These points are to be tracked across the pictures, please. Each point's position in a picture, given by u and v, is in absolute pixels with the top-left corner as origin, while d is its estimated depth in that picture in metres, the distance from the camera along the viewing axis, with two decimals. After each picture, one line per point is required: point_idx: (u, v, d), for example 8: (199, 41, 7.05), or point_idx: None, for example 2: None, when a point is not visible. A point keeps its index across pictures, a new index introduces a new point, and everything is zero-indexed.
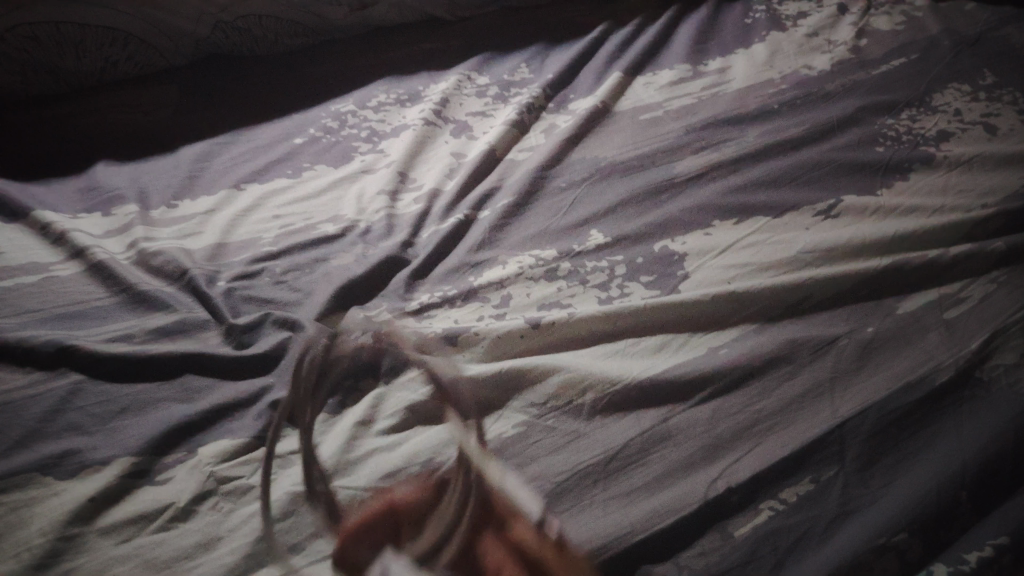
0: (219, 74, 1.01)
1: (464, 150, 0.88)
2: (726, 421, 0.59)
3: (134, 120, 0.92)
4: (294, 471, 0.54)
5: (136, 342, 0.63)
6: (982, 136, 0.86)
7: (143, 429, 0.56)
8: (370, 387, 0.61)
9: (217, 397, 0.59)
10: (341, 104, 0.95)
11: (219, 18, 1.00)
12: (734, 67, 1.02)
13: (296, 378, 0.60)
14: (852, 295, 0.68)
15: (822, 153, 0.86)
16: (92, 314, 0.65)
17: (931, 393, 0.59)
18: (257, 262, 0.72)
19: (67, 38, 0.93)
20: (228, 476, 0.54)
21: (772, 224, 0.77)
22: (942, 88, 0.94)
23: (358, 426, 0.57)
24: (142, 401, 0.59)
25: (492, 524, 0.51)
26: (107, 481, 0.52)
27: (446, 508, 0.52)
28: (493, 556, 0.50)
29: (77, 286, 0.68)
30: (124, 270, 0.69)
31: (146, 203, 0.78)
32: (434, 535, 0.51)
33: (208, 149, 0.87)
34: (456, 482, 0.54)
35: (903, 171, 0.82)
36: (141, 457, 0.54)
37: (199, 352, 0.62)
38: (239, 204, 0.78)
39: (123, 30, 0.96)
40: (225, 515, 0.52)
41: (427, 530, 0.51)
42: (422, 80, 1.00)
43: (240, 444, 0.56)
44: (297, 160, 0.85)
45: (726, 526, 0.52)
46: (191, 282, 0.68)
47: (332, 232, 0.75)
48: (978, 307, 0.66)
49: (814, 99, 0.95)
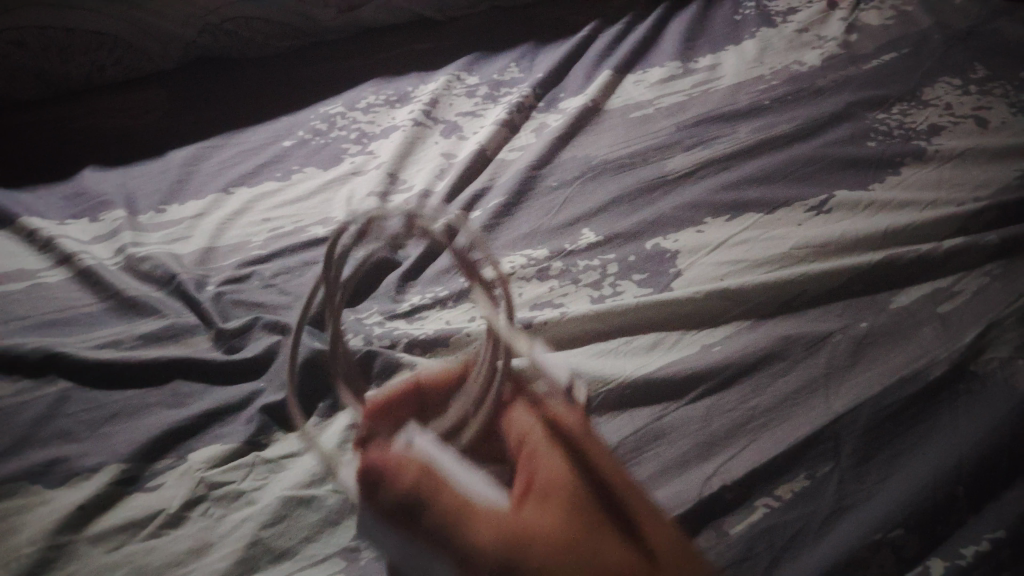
0: (208, 77, 1.00)
1: (454, 150, 0.88)
2: (720, 419, 0.58)
3: (121, 123, 0.91)
4: (286, 476, 0.54)
5: (125, 348, 0.62)
6: (974, 129, 0.86)
7: (133, 435, 0.56)
8: (362, 388, 0.60)
9: (207, 402, 0.59)
10: (330, 106, 0.95)
11: (207, 21, 1.00)
12: (725, 64, 1.02)
13: (287, 382, 0.60)
14: (845, 290, 0.68)
15: (813, 149, 0.86)
16: (80, 320, 0.65)
17: (927, 387, 0.59)
18: (247, 265, 0.71)
19: (54, 41, 0.93)
20: (219, 482, 0.53)
21: (764, 220, 0.77)
22: (933, 82, 0.94)
23: (349, 429, 0.57)
24: (131, 407, 0.58)
25: (519, 397, 0.51)
26: (97, 489, 0.52)
27: (473, 385, 0.53)
28: (520, 423, 0.48)
29: (66, 292, 0.67)
30: (112, 276, 0.68)
31: (134, 208, 0.78)
32: (461, 408, 0.51)
33: (197, 153, 0.86)
34: (476, 369, 0.55)
35: (895, 166, 0.82)
36: (130, 464, 0.54)
37: (189, 357, 0.61)
38: (228, 207, 0.78)
39: (110, 33, 0.96)
40: (217, 521, 0.51)
41: (452, 406, 0.52)
42: (411, 81, 1.00)
43: (231, 449, 0.55)
44: (286, 163, 0.85)
45: (722, 523, 0.52)
46: (179, 287, 0.67)
47: (323, 234, 0.75)
48: (972, 300, 0.66)
49: (805, 95, 0.95)
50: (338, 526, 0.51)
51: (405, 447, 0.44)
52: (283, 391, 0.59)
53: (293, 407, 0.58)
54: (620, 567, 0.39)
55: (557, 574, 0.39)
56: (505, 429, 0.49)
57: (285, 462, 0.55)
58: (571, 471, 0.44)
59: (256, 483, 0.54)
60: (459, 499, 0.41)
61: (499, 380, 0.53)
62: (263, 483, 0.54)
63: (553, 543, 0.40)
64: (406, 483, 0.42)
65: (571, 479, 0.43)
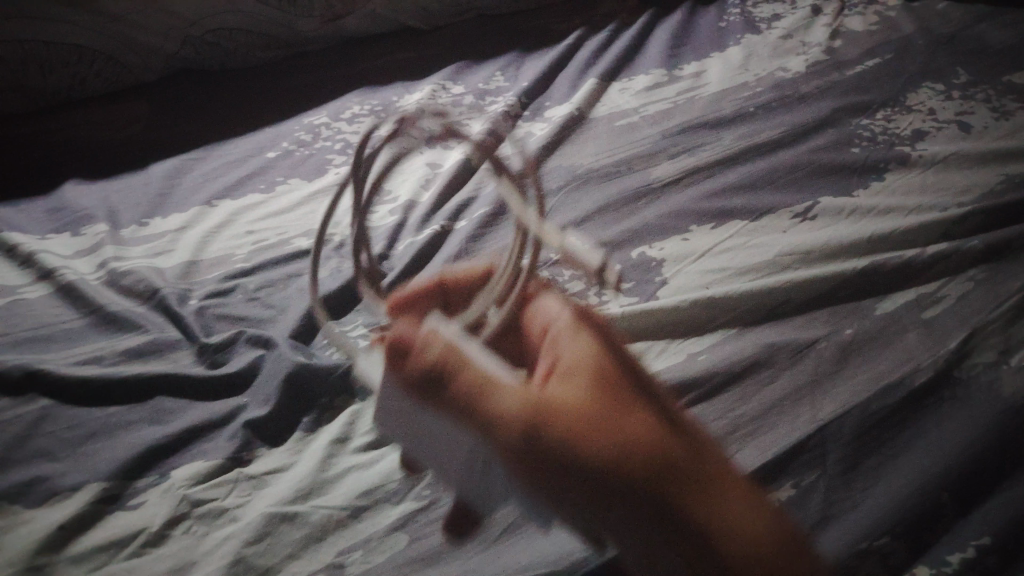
0: (189, 90, 1.00)
1: (439, 160, 0.88)
2: (705, 429, 0.58)
3: (102, 137, 0.91)
4: (270, 492, 0.54)
5: (106, 364, 0.62)
6: (957, 135, 0.86)
7: (114, 453, 0.55)
8: (346, 403, 0.60)
9: (189, 418, 0.58)
10: (314, 116, 0.94)
11: (188, 33, 0.99)
12: (710, 71, 1.02)
13: (270, 396, 0.59)
14: (829, 297, 0.68)
15: (798, 155, 0.86)
16: (60, 337, 0.64)
17: (912, 393, 0.59)
18: (230, 279, 0.71)
19: (31, 56, 0.92)
20: (202, 499, 0.53)
21: (749, 228, 0.77)
22: (916, 88, 0.94)
23: (334, 444, 0.57)
24: (113, 424, 0.58)
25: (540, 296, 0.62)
26: (77, 508, 0.51)
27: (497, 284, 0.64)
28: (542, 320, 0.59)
29: (46, 308, 0.67)
30: (93, 291, 0.68)
31: (116, 222, 0.77)
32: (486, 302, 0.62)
33: (180, 165, 0.86)
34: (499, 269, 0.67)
35: (879, 172, 0.83)
36: (111, 483, 0.53)
37: (171, 373, 0.61)
38: (212, 220, 0.78)
39: (90, 46, 0.95)
40: (200, 539, 0.51)
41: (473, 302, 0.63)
42: (396, 90, 1.00)
43: (214, 465, 0.55)
44: (270, 175, 0.84)
45: None
46: (161, 302, 0.67)
47: (307, 246, 0.74)
48: (956, 305, 0.66)
49: (789, 101, 0.95)
50: (322, 542, 0.51)
51: (431, 329, 0.52)
52: (266, 405, 0.59)
53: (278, 423, 0.58)
54: (633, 436, 0.47)
55: (576, 441, 0.46)
56: (528, 323, 0.60)
57: (269, 478, 0.55)
58: (592, 357, 0.53)
59: (240, 499, 0.53)
60: (483, 379, 0.49)
61: (524, 276, 0.64)
62: (247, 500, 0.53)
63: (574, 419, 0.47)
64: (437, 357, 0.50)
65: (588, 359, 0.52)
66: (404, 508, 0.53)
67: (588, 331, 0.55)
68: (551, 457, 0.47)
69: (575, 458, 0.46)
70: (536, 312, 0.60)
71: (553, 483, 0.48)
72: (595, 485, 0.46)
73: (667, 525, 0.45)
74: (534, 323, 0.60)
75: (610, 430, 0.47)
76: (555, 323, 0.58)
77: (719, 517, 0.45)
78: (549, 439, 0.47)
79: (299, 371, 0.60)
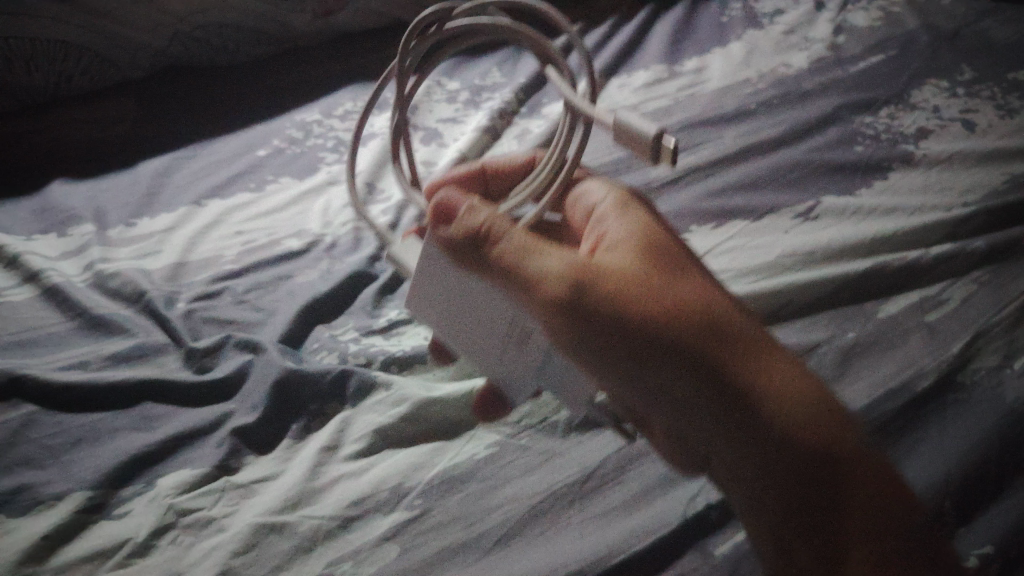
0: (179, 87, 0.98)
1: (434, 158, 0.86)
2: None
3: (90, 136, 0.89)
4: (259, 501, 0.52)
5: (91, 370, 0.61)
6: (961, 133, 0.85)
7: (98, 461, 0.54)
8: (337, 410, 0.59)
9: (176, 425, 0.57)
10: (306, 113, 0.93)
11: (177, 29, 0.97)
12: (710, 67, 1.00)
13: (258, 403, 0.58)
14: (831, 300, 0.66)
15: (801, 153, 0.84)
16: (45, 342, 0.63)
17: (915, 398, 0.58)
18: (218, 281, 0.69)
19: (16, 52, 0.90)
20: (189, 508, 0.52)
21: (750, 228, 0.75)
22: (920, 85, 0.93)
23: (324, 451, 0.55)
24: (98, 432, 0.57)
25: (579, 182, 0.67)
26: (59, 519, 0.50)
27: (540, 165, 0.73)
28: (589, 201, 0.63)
29: (31, 311, 0.66)
30: (79, 293, 0.67)
31: (104, 222, 0.76)
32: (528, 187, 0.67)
33: (169, 164, 0.85)
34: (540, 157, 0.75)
35: (883, 170, 0.81)
36: (96, 492, 0.52)
37: (157, 378, 0.60)
38: (201, 220, 0.76)
39: (77, 43, 0.93)
40: (186, 550, 0.49)
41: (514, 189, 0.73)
42: (390, 87, 0.98)
43: (201, 474, 0.54)
44: (261, 173, 0.83)
45: (706, 544, 0.50)
46: (148, 305, 0.66)
47: (298, 247, 0.73)
48: (960, 307, 0.65)
49: (791, 98, 0.94)
50: (311, 552, 0.50)
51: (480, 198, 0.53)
52: (254, 412, 0.58)
53: (266, 430, 0.57)
54: (680, 297, 0.51)
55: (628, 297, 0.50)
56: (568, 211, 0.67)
57: (257, 487, 0.53)
58: (634, 231, 0.57)
59: (227, 509, 0.52)
60: (532, 242, 0.51)
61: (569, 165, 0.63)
62: (234, 509, 0.52)
63: (625, 278, 0.51)
64: (486, 219, 0.51)
65: (634, 233, 0.56)
66: (394, 519, 0.52)
67: (634, 208, 0.60)
68: (602, 313, 0.50)
69: (626, 314, 0.49)
70: (577, 200, 0.66)
71: (598, 346, 0.51)
72: (644, 342, 0.49)
73: (712, 386, 0.48)
74: (576, 209, 0.66)
75: (660, 293, 0.51)
76: (599, 203, 0.63)
77: (761, 378, 0.49)
78: (601, 299, 0.50)
79: (287, 376, 0.59)
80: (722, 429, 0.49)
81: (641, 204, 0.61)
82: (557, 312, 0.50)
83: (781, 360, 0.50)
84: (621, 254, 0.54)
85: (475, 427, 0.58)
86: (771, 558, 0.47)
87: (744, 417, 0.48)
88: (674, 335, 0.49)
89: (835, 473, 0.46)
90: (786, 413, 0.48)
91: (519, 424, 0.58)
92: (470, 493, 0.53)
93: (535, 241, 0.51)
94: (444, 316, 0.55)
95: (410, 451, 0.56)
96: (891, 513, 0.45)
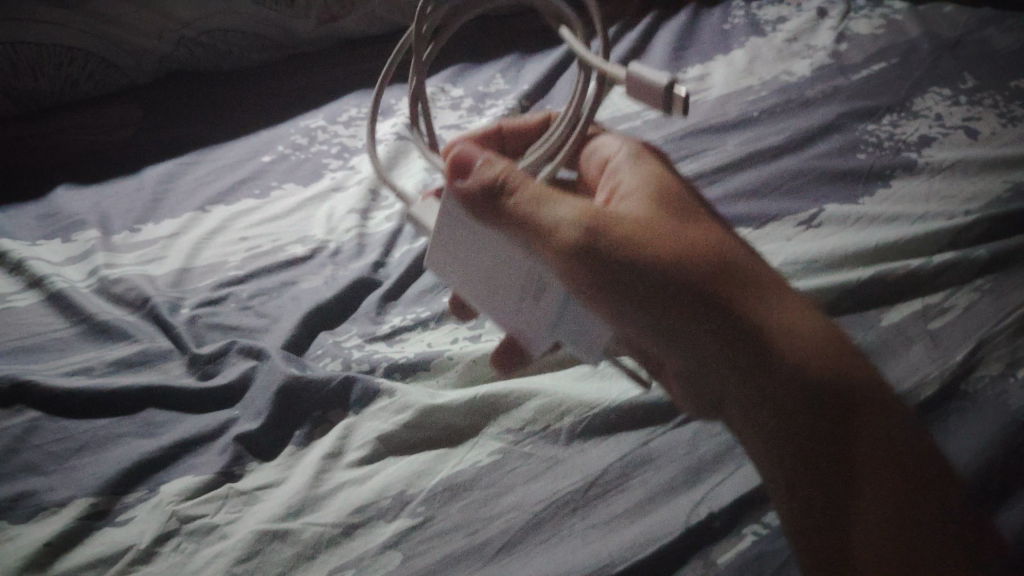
0: (184, 92, 0.99)
1: None
2: (707, 443, 0.57)
3: (94, 141, 0.90)
4: (261, 508, 0.52)
5: (95, 376, 0.61)
6: (964, 141, 0.85)
7: (101, 467, 0.54)
8: (340, 416, 0.59)
9: (180, 431, 0.57)
10: (311, 119, 0.93)
11: (182, 34, 0.97)
12: (713, 75, 1.01)
13: (262, 409, 0.58)
14: (834, 308, 0.66)
15: (804, 161, 0.84)
16: (49, 348, 0.63)
17: (919, 406, 0.57)
18: (222, 287, 0.70)
19: (22, 58, 0.90)
20: (192, 515, 0.52)
21: (753, 235, 0.75)
22: (923, 93, 0.93)
23: (326, 458, 0.55)
24: (102, 438, 0.57)
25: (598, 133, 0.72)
26: (62, 525, 0.50)
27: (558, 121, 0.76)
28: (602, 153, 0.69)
29: (35, 317, 0.66)
30: (83, 299, 0.67)
31: (108, 227, 0.76)
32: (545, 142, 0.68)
33: (173, 169, 0.85)
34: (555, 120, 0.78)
35: (885, 178, 0.81)
36: (99, 498, 0.52)
37: (161, 384, 0.60)
38: (205, 226, 0.76)
39: (82, 48, 0.93)
40: (189, 557, 0.49)
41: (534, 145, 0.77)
42: (394, 93, 0.99)
43: (204, 480, 0.54)
44: (265, 179, 0.83)
45: (709, 552, 0.50)
46: (153, 311, 0.66)
47: (302, 254, 0.73)
48: (963, 316, 0.65)
49: (794, 105, 0.94)
50: (313, 560, 0.49)
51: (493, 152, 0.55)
52: (258, 419, 0.58)
53: (269, 436, 0.57)
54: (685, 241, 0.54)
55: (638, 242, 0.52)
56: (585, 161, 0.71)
57: (260, 494, 0.53)
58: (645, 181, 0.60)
59: (230, 516, 0.52)
60: (545, 191, 0.53)
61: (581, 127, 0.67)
62: (237, 516, 0.52)
63: (635, 227, 0.53)
64: (497, 172, 0.53)
65: (647, 184, 0.60)
66: (397, 526, 0.52)
67: (646, 160, 0.65)
68: (614, 257, 0.52)
69: (637, 259, 0.52)
70: (591, 153, 0.70)
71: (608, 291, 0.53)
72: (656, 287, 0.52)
73: (722, 324, 0.51)
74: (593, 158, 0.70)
75: (669, 240, 0.53)
76: (613, 156, 0.68)
77: (767, 316, 0.52)
78: (614, 245, 0.52)
79: (291, 382, 0.59)
80: (734, 368, 0.52)
81: (653, 158, 0.65)
82: (572, 260, 0.52)
83: (784, 302, 0.53)
84: (632, 203, 0.57)
85: (479, 434, 0.57)
86: (783, 496, 0.50)
87: (751, 358, 0.51)
88: (685, 279, 0.52)
89: (831, 419, 0.49)
90: (790, 352, 0.51)
91: (523, 431, 0.57)
92: (473, 501, 0.53)
93: (547, 192, 0.53)
94: (463, 274, 0.57)
95: (415, 460, 0.56)
96: (886, 457, 0.49)
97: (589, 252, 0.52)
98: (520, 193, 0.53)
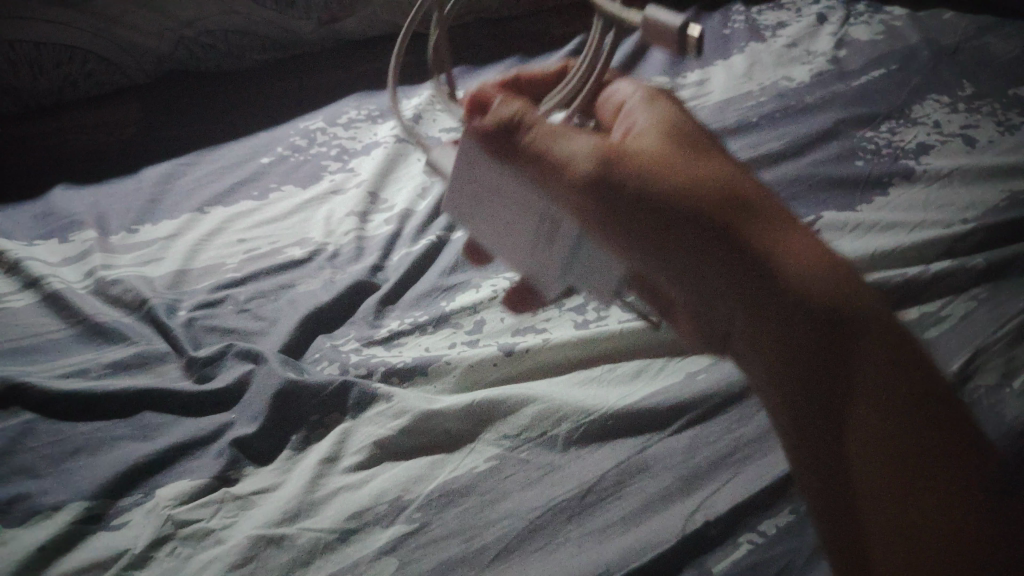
0: (184, 92, 0.98)
1: None
2: (703, 450, 0.57)
3: (93, 140, 0.89)
4: (257, 513, 0.52)
5: (92, 378, 0.60)
6: (962, 149, 0.85)
7: (97, 470, 0.54)
8: (337, 421, 0.59)
9: (176, 434, 0.57)
10: (310, 120, 0.93)
11: (183, 35, 0.97)
12: (713, 80, 1.01)
13: (259, 414, 0.58)
14: None
15: (803, 168, 0.85)
16: (45, 349, 0.63)
17: None
18: (220, 290, 0.69)
19: (22, 56, 0.91)
20: (187, 519, 0.51)
21: None
22: (921, 100, 0.93)
23: (322, 463, 0.55)
24: (97, 441, 0.57)
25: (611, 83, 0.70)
26: (58, 529, 0.50)
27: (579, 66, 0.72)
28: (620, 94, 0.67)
29: (32, 318, 0.66)
30: (80, 300, 0.66)
31: (106, 228, 0.76)
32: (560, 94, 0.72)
33: (172, 170, 0.85)
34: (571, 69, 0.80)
35: (883, 186, 0.81)
36: (94, 502, 0.52)
37: (158, 387, 0.60)
38: (203, 227, 0.76)
39: (82, 47, 0.93)
40: (184, 561, 0.49)
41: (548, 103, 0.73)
42: (394, 95, 0.99)
43: (200, 485, 0.54)
44: (264, 181, 0.83)
45: (704, 561, 0.50)
46: (150, 313, 0.66)
47: (299, 257, 0.73)
48: (960, 324, 0.65)
49: (793, 111, 0.94)
50: (310, 565, 0.49)
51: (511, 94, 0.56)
52: (254, 423, 0.58)
53: (267, 440, 0.57)
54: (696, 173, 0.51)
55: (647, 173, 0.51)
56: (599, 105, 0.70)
57: (256, 498, 0.53)
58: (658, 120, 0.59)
59: (225, 521, 0.52)
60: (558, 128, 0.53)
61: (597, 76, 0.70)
62: (233, 521, 0.52)
63: (646, 159, 0.52)
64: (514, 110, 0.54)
65: (658, 124, 0.58)
66: (393, 531, 0.52)
67: (659, 103, 0.62)
68: (622, 188, 0.51)
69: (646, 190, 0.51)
70: (606, 99, 0.70)
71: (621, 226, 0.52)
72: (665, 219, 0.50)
73: (730, 257, 0.49)
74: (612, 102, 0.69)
75: (680, 173, 0.51)
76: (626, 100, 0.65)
77: (780, 250, 0.49)
78: (623, 177, 0.51)
79: (289, 386, 0.59)
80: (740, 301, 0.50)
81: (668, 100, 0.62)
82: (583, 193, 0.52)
83: (801, 242, 0.50)
84: (642, 140, 0.56)
85: (476, 441, 0.57)
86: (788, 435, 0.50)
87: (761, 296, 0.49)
88: (697, 212, 0.49)
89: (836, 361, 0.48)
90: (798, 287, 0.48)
91: (521, 437, 0.58)
92: (469, 507, 0.53)
93: (564, 130, 0.53)
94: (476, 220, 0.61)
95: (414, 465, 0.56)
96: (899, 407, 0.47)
97: (602, 188, 0.51)
98: (535, 131, 0.54)
